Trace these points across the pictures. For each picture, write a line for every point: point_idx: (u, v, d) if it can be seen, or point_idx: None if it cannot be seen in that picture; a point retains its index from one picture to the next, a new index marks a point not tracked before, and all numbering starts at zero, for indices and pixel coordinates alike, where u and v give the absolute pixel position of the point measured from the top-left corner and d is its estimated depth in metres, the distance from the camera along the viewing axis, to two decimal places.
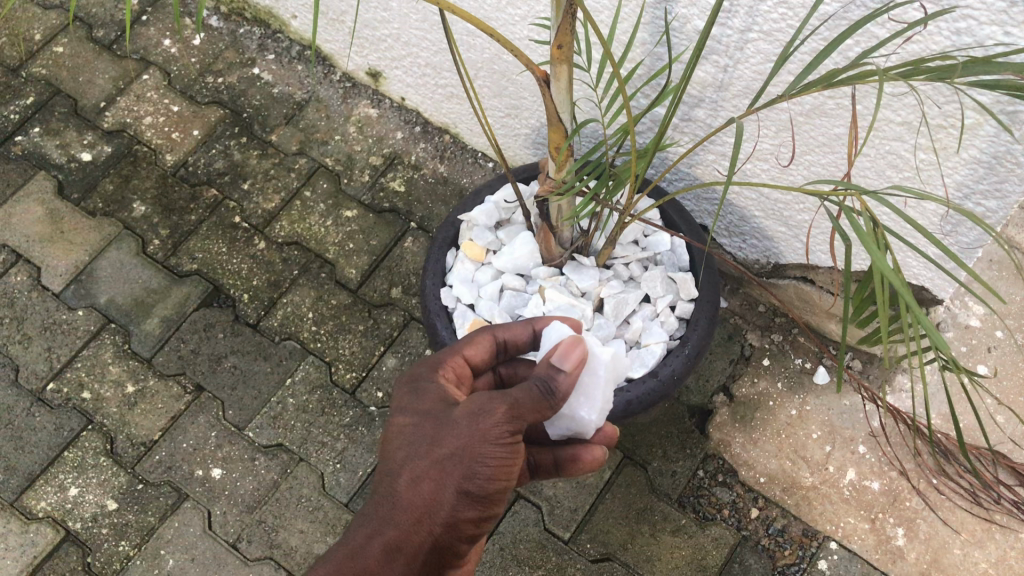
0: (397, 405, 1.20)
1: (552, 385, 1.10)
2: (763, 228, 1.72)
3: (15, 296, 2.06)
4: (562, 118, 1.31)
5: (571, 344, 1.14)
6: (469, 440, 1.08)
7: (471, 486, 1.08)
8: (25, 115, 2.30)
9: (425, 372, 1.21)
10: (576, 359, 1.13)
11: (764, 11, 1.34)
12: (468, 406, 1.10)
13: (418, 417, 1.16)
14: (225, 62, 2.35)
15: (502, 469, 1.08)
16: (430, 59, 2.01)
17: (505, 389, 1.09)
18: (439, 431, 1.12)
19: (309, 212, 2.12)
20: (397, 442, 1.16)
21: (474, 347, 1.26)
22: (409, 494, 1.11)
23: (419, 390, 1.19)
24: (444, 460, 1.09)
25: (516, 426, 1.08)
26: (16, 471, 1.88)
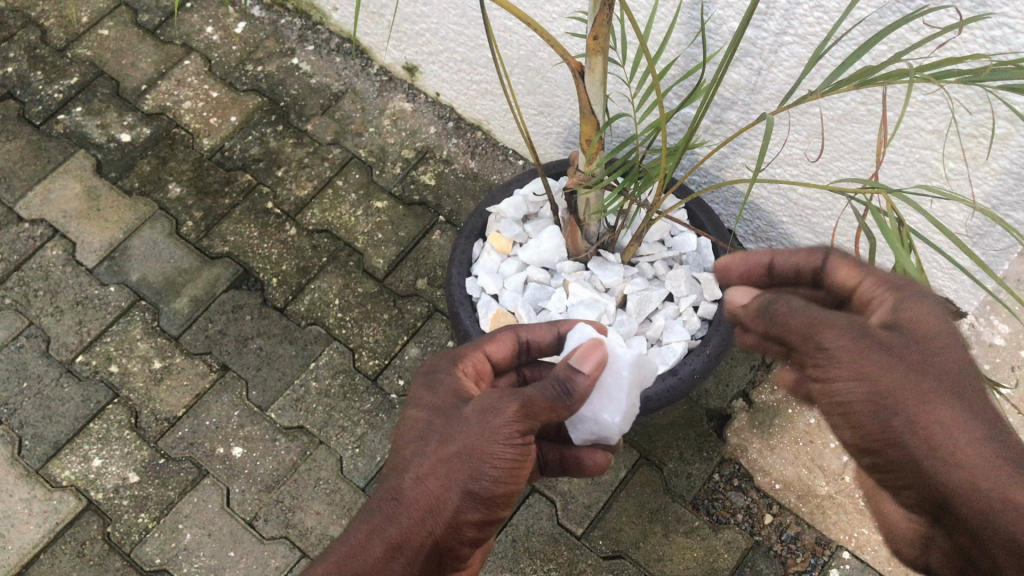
0: (411, 399, 1.20)
1: (568, 389, 1.13)
2: (790, 234, 1.72)
3: (50, 270, 2.10)
4: (594, 110, 1.33)
5: (591, 349, 1.16)
6: (481, 438, 1.08)
7: (478, 486, 1.08)
8: (69, 95, 2.35)
9: (443, 365, 1.22)
10: (594, 364, 1.16)
11: (800, 15, 1.35)
12: (482, 402, 1.11)
13: (430, 411, 1.15)
14: (265, 51, 2.39)
15: (510, 471, 1.09)
16: (466, 54, 2.04)
17: (521, 389, 1.11)
18: (450, 428, 1.11)
19: (340, 201, 2.15)
20: (404, 438, 1.15)
21: (497, 344, 1.29)
22: (415, 490, 1.09)
23: (433, 385, 1.19)
24: (453, 456, 1.09)
25: (528, 427, 1.10)
26: (43, 439, 1.92)
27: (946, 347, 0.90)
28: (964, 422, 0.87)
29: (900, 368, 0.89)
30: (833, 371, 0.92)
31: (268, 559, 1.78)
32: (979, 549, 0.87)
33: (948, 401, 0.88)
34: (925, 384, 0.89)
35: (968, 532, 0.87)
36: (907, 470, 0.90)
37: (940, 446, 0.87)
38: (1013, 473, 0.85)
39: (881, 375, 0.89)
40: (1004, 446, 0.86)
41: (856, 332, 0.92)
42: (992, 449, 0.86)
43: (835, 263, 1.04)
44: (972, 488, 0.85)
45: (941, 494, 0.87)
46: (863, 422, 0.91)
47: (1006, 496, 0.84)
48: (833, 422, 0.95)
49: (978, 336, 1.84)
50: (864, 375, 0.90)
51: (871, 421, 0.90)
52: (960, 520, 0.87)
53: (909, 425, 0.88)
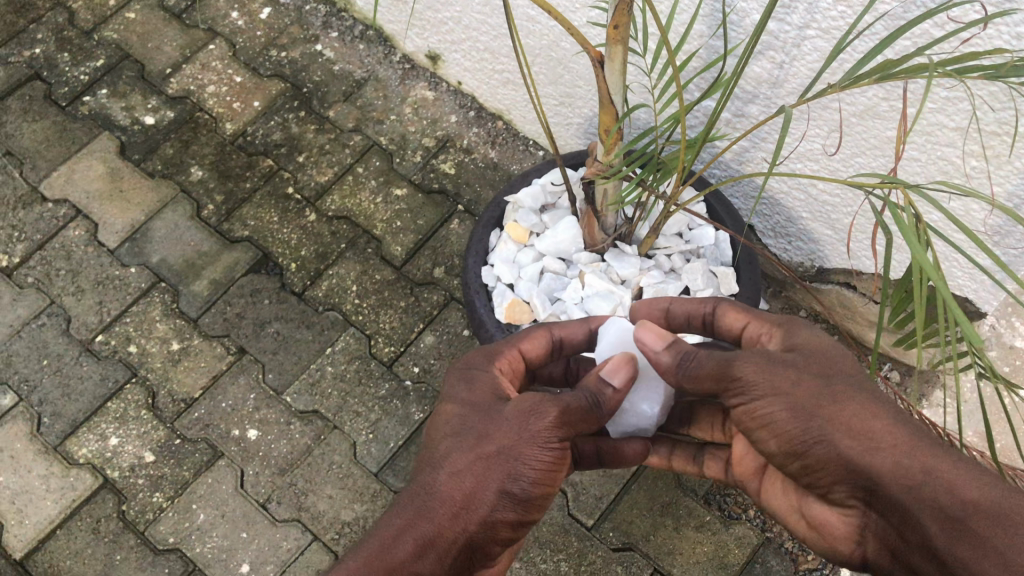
0: (448, 394, 1.21)
1: (601, 402, 1.15)
2: (810, 229, 1.70)
3: (72, 250, 2.12)
4: (614, 100, 1.32)
5: (621, 362, 1.16)
6: (519, 439, 1.09)
7: (514, 486, 1.09)
8: (95, 76, 2.36)
9: (481, 365, 1.23)
10: (625, 377, 1.17)
11: (824, 8, 1.34)
12: (521, 404, 1.12)
13: (468, 408, 1.16)
14: (290, 37, 2.40)
15: (546, 474, 1.10)
16: (488, 44, 2.04)
17: (557, 395, 1.13)
18: (488, 427, 1.12)
19: (360, 187, 2.16)
20: (439, 434, 1.15)
21: (532, 341, 1.30)
22: (451, 486, 1.09)
23: (471, 383, 1.20)
24: (490, 455, 1.09)
25: (563, 433, 1.11)
26: (62, 417, 1.94)
27: (840, 367, 1.08)
28: (875, 417, 1.02)
29: (811, 381, 1.05)
30: (754, 388, 1.06)
31: (279, 542, 1.79)
32: (908, 523, 0.98)
33: (845, 402, 1.03)
34: (833, 392, 1.04)
35: (899, 508, 0.98)
36: (835, 464, 1.03)
37: (859, 438, 1.01)
38: (925, 449, 0.99)
39: (794, 388, 1.05)
40: (908, 429, 1.01)
41: (762, 359, 1.07)
42: (906, 431, 1.00)
43: (725, 309, 1.25)
44: (894, 465, 0.99)
45: (871, 477, 1.00)
46: (787, 430, 1.05)
47: (922, 464, 0.97)
48: (763, 437, 1.09)
49: (999, 337, 1.81)
50: (779, 391, 1.05)
51: (793, 429, 1.04)
52: (886, 495, 0.99)
53: (835, 424, 1.02)
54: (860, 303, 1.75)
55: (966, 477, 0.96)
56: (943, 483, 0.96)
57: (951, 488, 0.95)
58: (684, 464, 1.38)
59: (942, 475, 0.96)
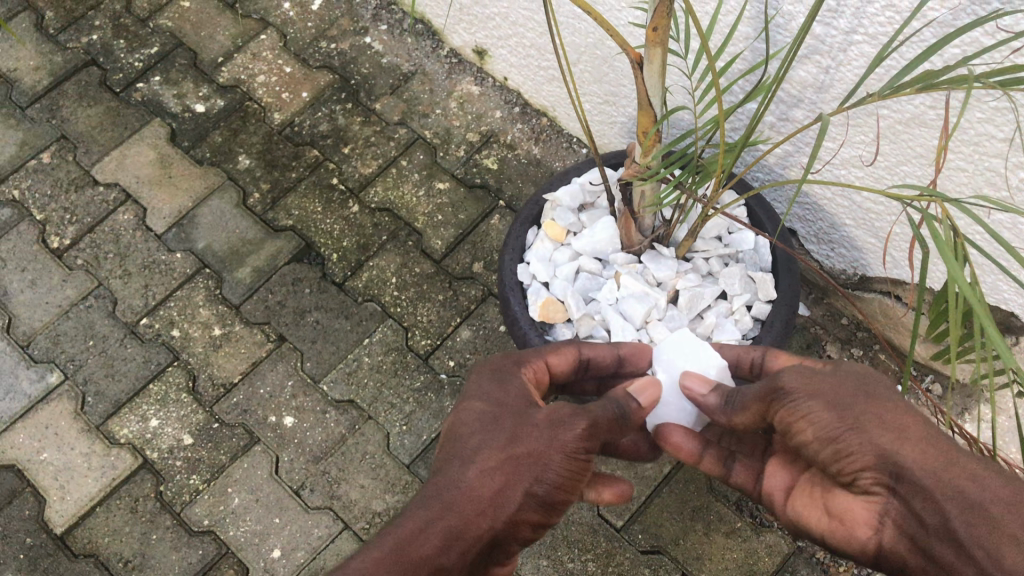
0: (474, 391, 1.22)
1: (626, 412, 1.19)
2: (853, 237, 1.67)
3: (121, 234, 2.17)
4: (653, 102, 1.31)
5: (648, 382, 1.24)
6: (549, 445, 1.11)
7: (539, 489, 1.10)
8: (149, 63, 2.41)
9: (510, 369, 1.24)
10: (651, 397, 1.24)
11: (871, 13, 1.31)
12: (553, 412, 1.13)
13: (498, 408, 1.18)
14: (340, 29, 2.42)
15: (570, 481, 1.12)
16: (534, 40, 2.04)
17: (586, 407, 1.15)
18: (518, 429, 1.13)
19: (403, 180, 2.17)
20: (467, 430, 1.16)
21: (560, 356, 1.31)
22: (479, 483, 1.09)
23: (503, 383, 1.22)
24: (519, 457, 1.10)
25: (588, 445, 1.13)
26: (105, 397, 1.98)
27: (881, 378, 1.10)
28: (911, 418, 1.03)
29: (851, 385, 1.08)
30: (793, 388, 1.09)
31: (311, 529, 1.81)
32: (928, 507, 0.97)
33: (881, 401, 1.05)
34: (873, 396, 1.06)
35: (921, 493, 0.98)
36: (864, 453, 1.03)
37: (890, 429, 1.02)
38: (954, 448, 1.00)
39: (833, 389, 1.07)
40: (939, 431, 1.02)
41: (804, 369, 1.11)
42: (937, 432, 1.01)
43: (774, 353, 1.32)
44: (921, 454, 0.99)
45: (896, 464, 1.00)
46: (822, 423, 1.06)
47: (950, 458, 0.98)
48: (798, 440, 1.09)
49: None
50: (818, 391, 1.08)
51: (828, 422, 1.05)
52: (909, 480, 0.99)
53: (871, 418, 1.04)
54: (900, 312, 1.72)
55: (990, 473, 0.96)
56: (968, 475, 0.96)
57: (973, 480, 0.96)
58: (713, 465, 1.30)
59: (965, 467, 0.97)
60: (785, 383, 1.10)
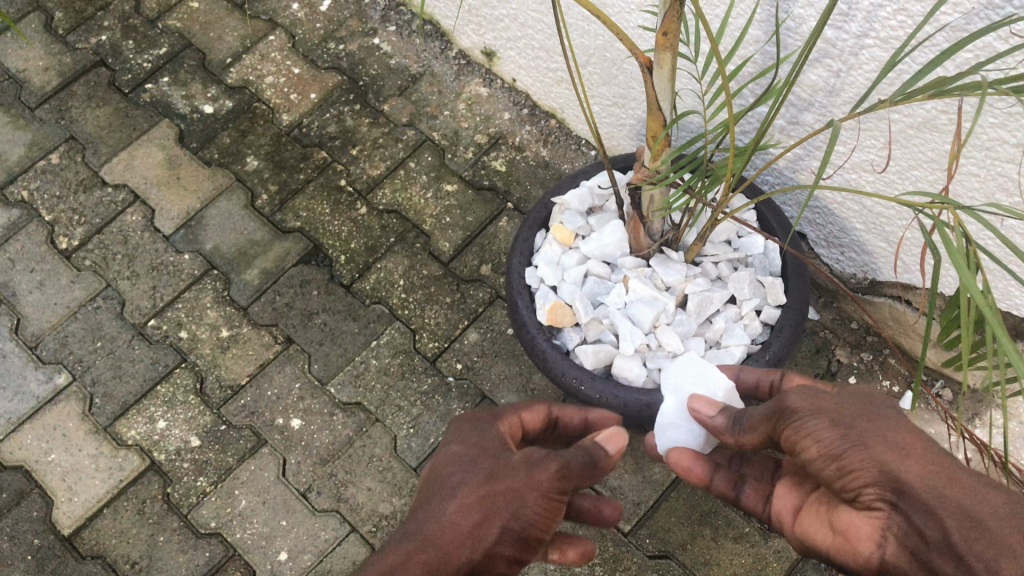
0: (454, 437, 1.24)
1: (598, 458, 1.17)
2: (863, 241, 1.66)
3: (129, 235, 2.17)
4: (662, 106, 1.30)
5: (616, 431, 1.20)
6: (525, 483, 1.12)
7: (516, 525, 1.10)
8: (157, 64, 2.41)
9: (488, 419, 1.25)
10: (617, 445, 1.20)
11: (883, 17, 1.30)
12: (527, 455, 1.15)
13: (476, 450, 1.19)
14: (348, 30, 2.41)
15: (546, 520, 1.12)
16: (543, 42, 2.03)
17: (557, 451, 1.15)
18: (495, 469, 1.15)
19: (411, 182, 2.16)
20: (449, 471, 1.17)
21: (532, 414, 1.28)
22: (458, 518, 1.10)
23: (481, 429, 1.24)
24: (495, 494, 1.11)
25: (563, 486, 1.13)
26: (113, 398, 1.98)
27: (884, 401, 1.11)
28: (912, 436, 1.03)
29: (855, 406, 1.08)
30: (799, 408, 1.09)
31: (318, 532, 1.81)
32: (927, 523, 0.96)
33: (883, 420, 1.06)
34: (875, 415, 1.07)
35: (921, 509, 0.97)
36: (867, 469, 1.02)
37: (892, 448, 1.02)
38: (954, 464, 1.00)
39: (838, 410, 1.08)
40: (940, 451, 1.02)
41: (810, 390, 1.12)
42: (936, 449, 1.01)
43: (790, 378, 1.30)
44: (922, 471, 0.99)
45: (897, 481, 1.00)
46: (825, 441, 1.06)
47: (950, 473, 0.98)
48: (802, 459, 1.09)
49: None
50: (823, 411, 1.08)
51: (832, 440, 1.05)
52: (910, 496, 0.98)
53: (874, 435, 1.04)
54: (911, 317, 1.71)
55: (992, 492, 0.96)
56: (968, 490, 0.96)
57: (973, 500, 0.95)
58: (723, 485, 1.28)
59: (965, 484, 0.96)
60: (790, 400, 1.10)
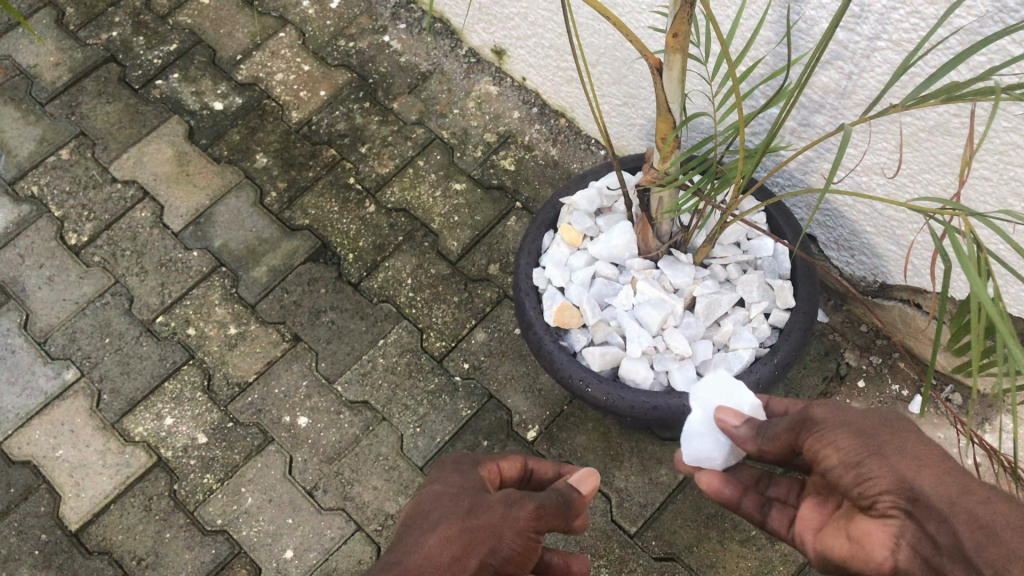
0: (436, 479, 1.25)
1: (571, 501, 1.17)
2: (873, 244, 1.65)
3: (138, 231, 2.17)
4: (672, 108, 1.29)
5: (589, 471, 1.21)
6: (501, 520, 1.12)
7: (492, 560, 1.08)
8: (168, 60, 2.41)
9: (470, 463, 1.27)
10: (591, 487, 1.20)
11: (896, 20, 1.29)
12: (505, 495, 1.16)
13: (457, 489, 1.20)
14: (358, 27, 2.41)
15: (522, 558, 1.11)
16: (553, 41, 2.02)
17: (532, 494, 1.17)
18: (474, 507, 1.15)
19: (420, 180, 2.16)
20: (429, 507, 1.18)
21: (509, 461, 1.30)
22: (435, 551, 1.08)
23: (463, 471, 1.25)
24: (473, 529, 1.10)
25: (539, 527, 1.13)
26: (121, 394, 1.99)
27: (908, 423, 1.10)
28: (932, 451, 1.02)
29: (877, 420, 1.07)
30: (823, 418, 1.09)
31: (324, 530, 1.81)
32: (940, 529, 0.94)
33: (905, 435, 1.05)
34: (897, 429, 1.06)
35: (934, 517, 0.95)
36: (883, 477, 1.00)
37: (910, 459, 1.01)
38: (971, 480, 0.98)
39: (860, 421, 1.08)
40: (958, 466, 1.00)
41: (835, 405, 1.11)
42: (955, 466, 1.00)
43: None
44: (938, 482, 0.98)
45: (912, 489, 0.98)
46: (845, 449, 1.05)
47: (965, 486, 0.97)
48: (821, 469, 1.07)
49: None
50: (846, 422, 1.07)
51: (852, 448, 1.04)
52: (925, 504, 0.96)
53: (894, 447, 1.03)
54: (921, 321, 1.70)
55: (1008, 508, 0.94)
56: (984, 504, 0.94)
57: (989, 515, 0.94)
58: (751, 508, 1.23)
59: (982, 498, 0.95)
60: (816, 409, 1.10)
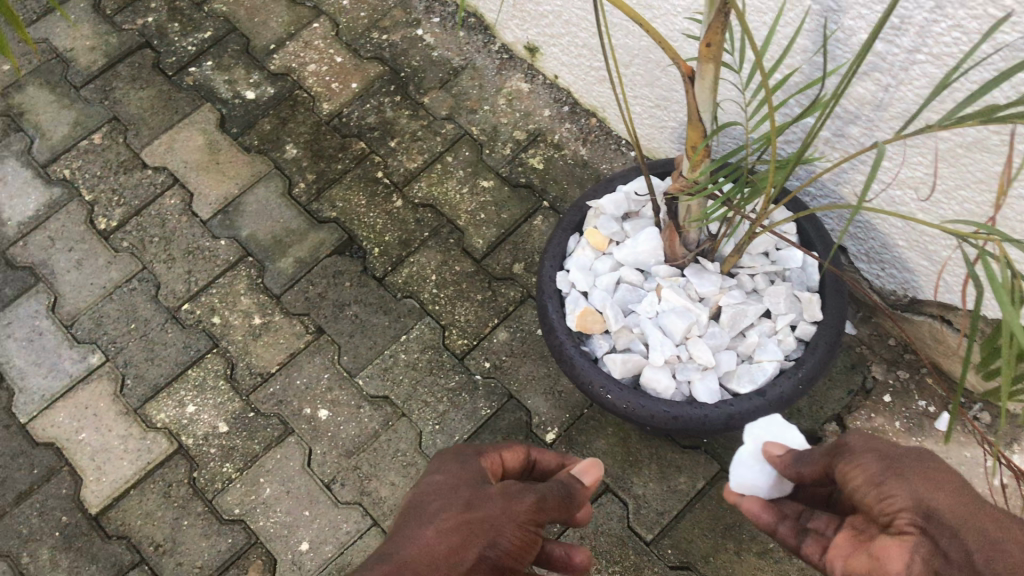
0: (435, 469, 1.23)
1: (573, 493, 1.21)
2: (904, 258, 1.62)
3: (167, 218, 2.19)
4: (703, 117, 1.27)
5: (591, 462, 1.26)
6: (502, 512, 1.10)
7: (492, 552, 1.06)
8: (202, 48, 2.42)
9: (471, 454, 1.26)
10: (594, 478, 1.26)
11: (937, 33, 1.26)
12: (505, 487, 1.15)
13: (458, 480, 1.18)
14: (392, 20, 2.40)
15: (522, 551, 1.09)
16: (587, 40, 2.01)
17: (534, 486, 1.18)
18: (474, 498, 1.13)
19: (448, 176, 2.15)
20: (429, 498, 1.16)
21: (513, 452, 1.30)
22: (435, 542, 1.06)
23: (463, 463, 1.23)
24: (473, 521, 1.09)
25: (539, 519, 1.13)
26: (145, 379, 2.00)
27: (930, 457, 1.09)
28: (952, 478, 1.01)
29: (902, 446, 1.07)
30: (853, 445, 1.08)
31: (340, 523, 1.81)
32: (951, 546, 0.93)
33: (928, 461, 1.04)
34: (922, 455, 1.05)
35: (948, 537, 0.94)
36: (901, 495, 0.99)
37: (927, 484, 1.00)
38: (989, 509, 0.97)
39: (887, 448, 1.07)
40: (979, 497, 0.99)
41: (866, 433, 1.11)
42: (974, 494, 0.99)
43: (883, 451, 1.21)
44: (955, 505, 0.96)
45: (928, 508, 0.97)
46: (868, 469, 1.04)
47: (982, 510, 0.96)
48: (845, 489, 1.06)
49: None
50: (873, 448, 1.07)
51: (875, 466, 1.04)
52: (941, 522, 0.95)
53: (916, 469, 1.02)
54: (951, 337, 1.66)
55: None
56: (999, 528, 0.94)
57: (999, 546, 0.93)
58: (788, 533, 1.17)
59: (996, 523, 0.95)
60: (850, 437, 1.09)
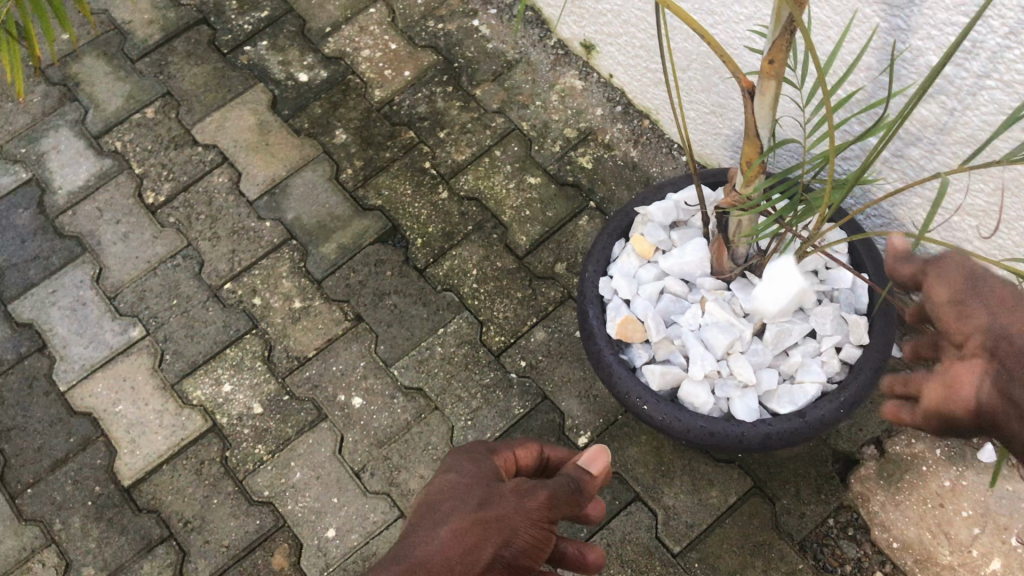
0: (448, 466, 1.21)
1: (582, 483, 1.17)
2: None
3: (214, 196, 2.20)
4: (760, 133, 1.25)
5: (598, 452, 1.23)
6: (515, 511, 1.08)
7: (508, 552, 1.05)
8: (258, 27, 2.42)
9: (484, 451, 1.24)
10: (601, 467, 1.22)
11: (1009, 59, 1.22)
12: (517, 484, 1.13)
13: (472, 479, 1.16)
14: (449, 9, 2.39)
15: (537, 550, 1.07)
16: (645, 41, 1.98)
17: (543, 481, 1.14)
18: (487, 497, 1.12)
19: (495, 171, 2.14)
20: (441, 499, 1.14)
21: (527, 449, 1.27)
22: (448, 543, 1.04)
23: (476, 460, 1.21)
24: (487, 521, 1.06)
25: (552, 516, 1.10)
26: (183, 356, 2.02)
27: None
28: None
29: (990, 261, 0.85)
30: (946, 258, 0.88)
31: (367, 513, 1.82)
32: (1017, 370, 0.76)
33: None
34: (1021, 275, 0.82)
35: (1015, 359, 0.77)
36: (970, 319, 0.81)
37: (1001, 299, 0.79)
38: None
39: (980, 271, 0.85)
40: None
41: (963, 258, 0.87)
42: None
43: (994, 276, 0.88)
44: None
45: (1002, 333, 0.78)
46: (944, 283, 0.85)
47: None
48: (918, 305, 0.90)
49: None
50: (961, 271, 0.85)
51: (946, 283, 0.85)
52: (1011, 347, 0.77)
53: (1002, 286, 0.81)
54: None
55: None
56: None
57: None
58: None
59: None
60: (948, 259, 0.86)
